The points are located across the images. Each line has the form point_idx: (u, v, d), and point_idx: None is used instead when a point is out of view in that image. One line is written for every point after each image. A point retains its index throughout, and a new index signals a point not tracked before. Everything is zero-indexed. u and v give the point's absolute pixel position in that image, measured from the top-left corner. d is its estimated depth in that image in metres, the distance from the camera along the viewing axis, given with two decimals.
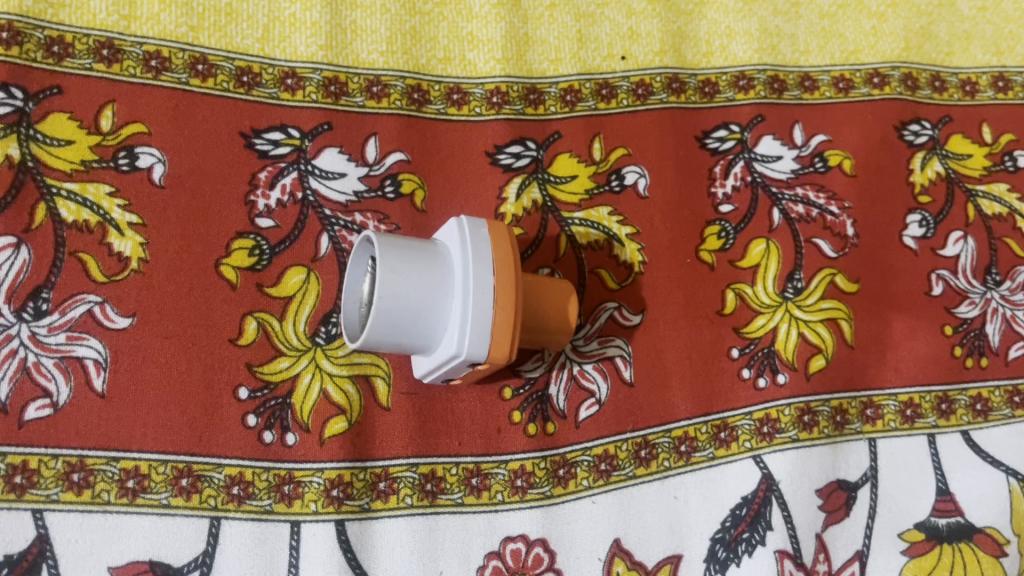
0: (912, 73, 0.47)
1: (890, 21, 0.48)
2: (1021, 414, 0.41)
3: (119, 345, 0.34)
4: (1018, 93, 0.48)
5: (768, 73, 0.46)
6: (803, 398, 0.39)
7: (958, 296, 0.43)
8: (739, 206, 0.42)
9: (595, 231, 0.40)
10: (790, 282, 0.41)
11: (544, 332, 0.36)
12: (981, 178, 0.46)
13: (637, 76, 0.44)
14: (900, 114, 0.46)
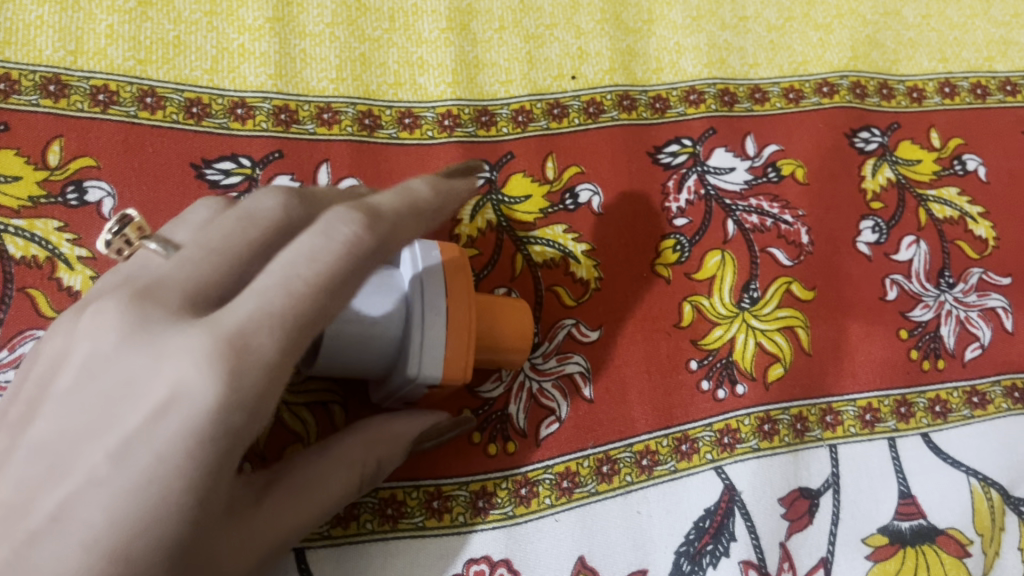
0: (861, 82, 0.48)
1: (837, 32, 0.49)
2: (980, 415, 0.42)
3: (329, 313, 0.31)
4: (965, 98, 0.49)
5: (718, 86, 0.46)
6: (762, 407, 0.40)
7: (912, 300, 0.43)
8: (693, 218, 0.43)
9: (552, 249, 0.41)
10: (746, 292, 0.41)
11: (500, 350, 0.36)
12: (931, 182, 0.46)
13: (588, 94, 0.44)
14: (850, 122, 0.47)
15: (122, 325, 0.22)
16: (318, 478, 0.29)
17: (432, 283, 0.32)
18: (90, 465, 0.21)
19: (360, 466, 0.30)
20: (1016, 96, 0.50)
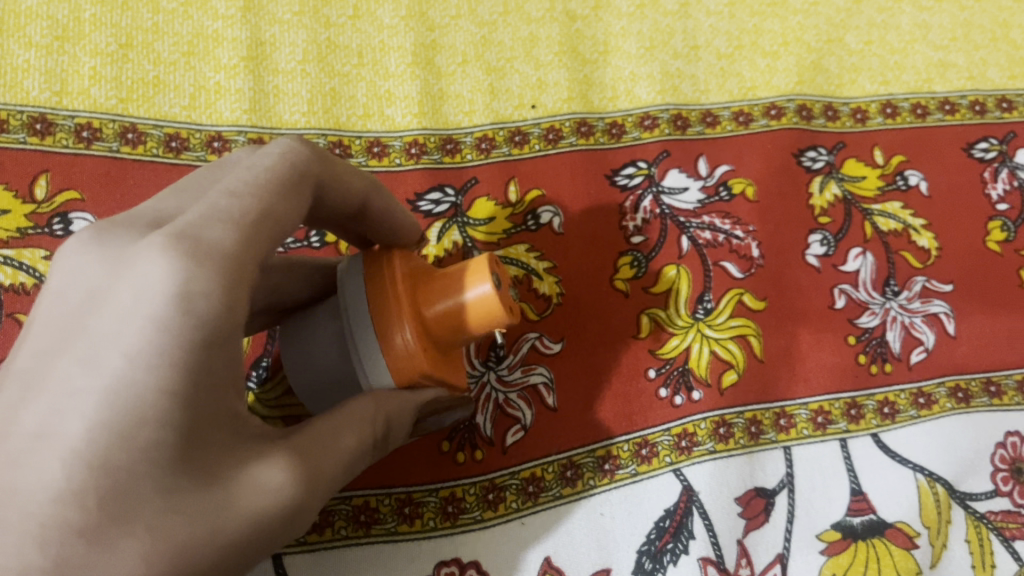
0: (807, 104, 0.51)
1: (783, 58, 0.52)
2: (926, 415, 0.44)
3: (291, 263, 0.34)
4: (906, 118, 0.52)
5: (671, 112, 0.49)
6: (718, 411, 0.42)
7: (859, 308, 0.46)
8: (649, 236, 0.45)
9: (515, 267, 0.43)
10: (700, 303, 0.44)
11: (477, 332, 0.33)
12: (876, 198, 0.49)
13: (547, 122, 0.47)
14: (797, 142, 0.49)
15: (92, 244, 0.25)
16: (328, 428, 0.27)
17: (356, 309, 0.31)
18: (64, 372, 0.22)
19: (370, 423, 0.28)
20: (955, 114, 0.52)
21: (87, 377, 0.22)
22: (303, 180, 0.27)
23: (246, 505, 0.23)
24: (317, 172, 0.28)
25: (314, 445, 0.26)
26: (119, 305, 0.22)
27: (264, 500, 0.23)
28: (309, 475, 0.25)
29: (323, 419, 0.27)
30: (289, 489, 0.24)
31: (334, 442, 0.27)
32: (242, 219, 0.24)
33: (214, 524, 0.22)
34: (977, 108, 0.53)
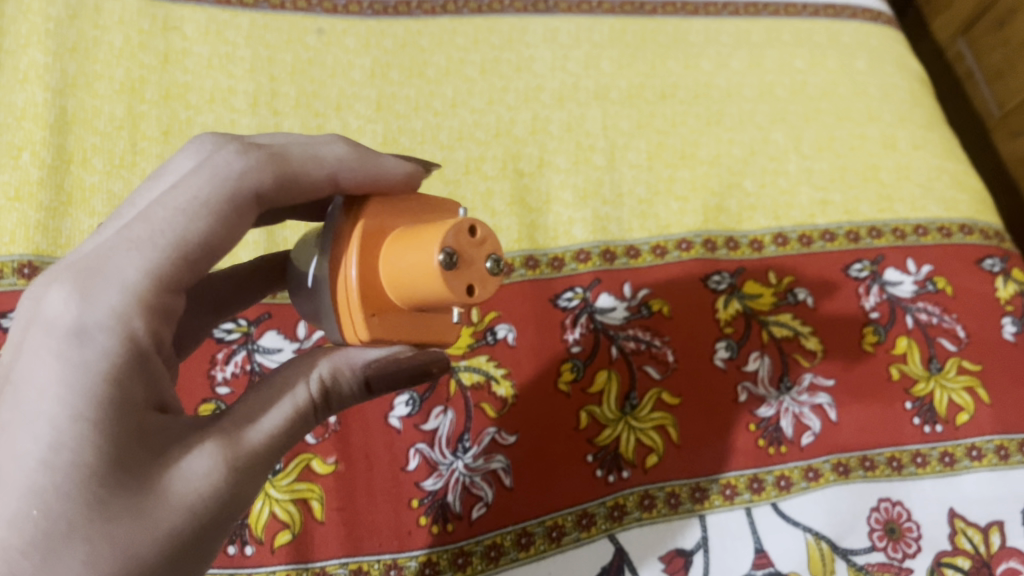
0: (711, 239, 0.63)
1: (691, 202, 0.64)
2: (816, 485, 0.54)
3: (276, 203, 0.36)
4: (794, 246, 0.64)
5: (601, 247, 0.61)
6: (642, 487, 0.52)
7: (758, 400, 0.56)
8: (585, 346, 0.56)
9: (478, 374, 0.54)
10: (627, 400, 0.54)
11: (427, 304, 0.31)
12: (770, 310, 0.60)
13: (502, 259, 0.59)
14: (704, 269, 0.61)
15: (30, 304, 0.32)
16: (259, 413, 0.32)
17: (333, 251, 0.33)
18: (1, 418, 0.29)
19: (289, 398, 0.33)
20: (835, 241, 0.65)
21: (39, 397, 0.29)
22: (235, 194, 0.33)
23: (184, 497, 0.30)
24: (274, 177, 0.35)
25: (242, 437, 0.31)
26: (39, 359, 0.29)
27: (196, 492, 0.30)
28: (235, 468, 0.31)
29: (255, 403, 0.33)
30: (216, 481, 0.30)
31: (263, 428, 0.32)
32: (176, 248, 0.31)
33: (153, 515, 0.29)
34: (852, 236, 0.65)
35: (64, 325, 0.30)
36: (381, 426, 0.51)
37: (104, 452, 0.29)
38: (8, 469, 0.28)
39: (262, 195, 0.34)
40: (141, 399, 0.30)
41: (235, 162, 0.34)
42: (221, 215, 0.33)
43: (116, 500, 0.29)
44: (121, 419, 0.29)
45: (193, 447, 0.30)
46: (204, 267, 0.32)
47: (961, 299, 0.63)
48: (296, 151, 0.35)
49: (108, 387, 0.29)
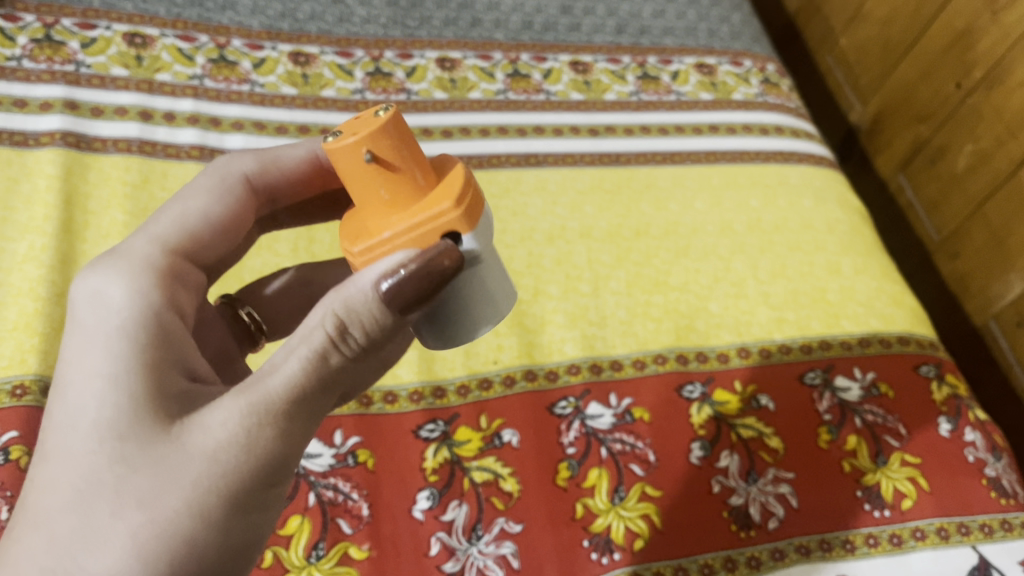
0: (684, 354, 0.73)
1: (665, 321, 0.75)
2: (781, 564, 0.62)
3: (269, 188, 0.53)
4: (756, 358, 0.74)
5: (589, 362, 0.71)
6: (632, 567, 0.60)
7: (729, 491, 0.65)
8: (579, 447, 0.65)
9: (487, 472, 0.63)
10: (616, 493, 0.63)
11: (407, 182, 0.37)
12: (737, 413, 0.70)
13: (505, 373, 0.69)
14: (679, 380, 0.71)
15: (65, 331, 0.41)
16: (278, 369, 0.37)
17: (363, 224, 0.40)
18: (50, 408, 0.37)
19: (301, 349, 0.37)
20: (791, 353, 0.75)
21: (75, 380, 0.37)
22: (227, 180, 0.50)
23: (205, 442, 0.35)
24: (256, 162, 0.52)
25: (260, 386, 0.36)
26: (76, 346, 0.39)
27: (216, 438, 0.35)
28: (248, 411, 0.36)
29: (278, 361, 0.37)
30: (235, 427, 0.36)
31: (281, 375, 0.37)
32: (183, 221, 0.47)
33: (179, 461, 0.35)
34: (805, 348, 0.75)
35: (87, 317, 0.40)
36: (405, 518, 0.60)
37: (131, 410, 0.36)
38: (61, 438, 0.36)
39: (247, 176, 0.51)
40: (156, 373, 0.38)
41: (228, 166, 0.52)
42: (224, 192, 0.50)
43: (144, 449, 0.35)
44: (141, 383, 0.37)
45: (216, 404, 0.36)
46: (208, 231, 0.48)
47: (901, 401, 0.73)
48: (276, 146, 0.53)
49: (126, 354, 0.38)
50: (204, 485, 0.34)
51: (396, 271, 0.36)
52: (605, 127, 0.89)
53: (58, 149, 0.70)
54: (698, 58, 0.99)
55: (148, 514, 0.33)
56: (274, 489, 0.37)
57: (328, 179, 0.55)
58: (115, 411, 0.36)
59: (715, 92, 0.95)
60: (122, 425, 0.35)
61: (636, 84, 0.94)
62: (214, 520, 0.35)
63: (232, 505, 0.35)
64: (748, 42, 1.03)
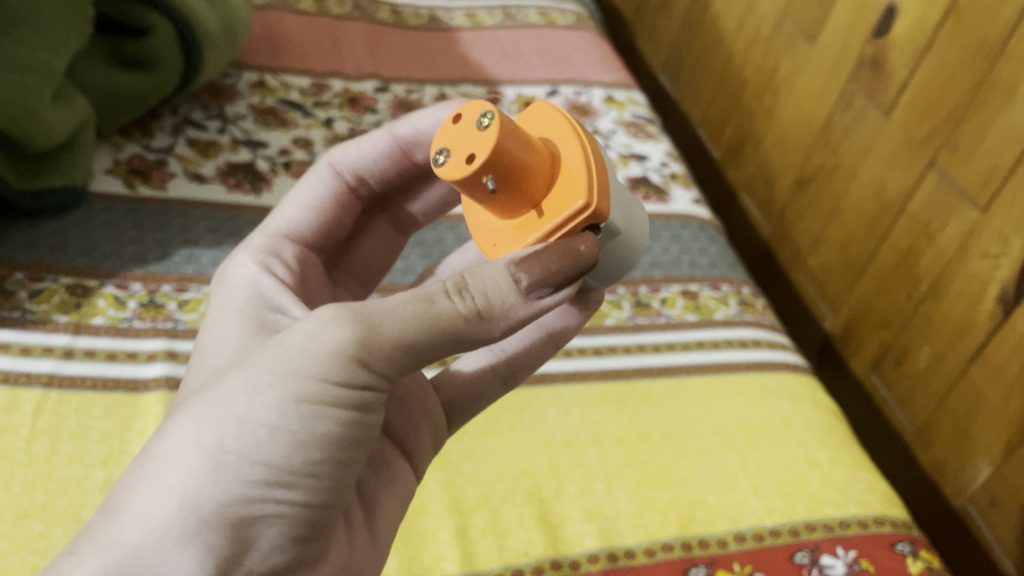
0: (688, 541, 0.85)
1: (669, 512, 0.87)
2: None
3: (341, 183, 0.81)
4: (751, 542, 0.85)
5: (606, 551, 0.83)
6: None
7: None
8: None
9: None
10: None
11: (576, 207, 0.60)
12: None
13: (534, 563, 0.80)
14: (685, 565, 0.82)
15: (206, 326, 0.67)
16: (388, 301, 0.54)
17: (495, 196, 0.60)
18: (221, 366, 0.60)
19: (418, 294, 0.54)
20: (780, 537, 0.86)
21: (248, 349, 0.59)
22: (319, 178, 0.80)
23: (305, 339, 0.52)
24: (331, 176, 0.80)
25: (362, 311, 0.53)
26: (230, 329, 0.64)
27: (313, 335, 0.52)
28: (339, 319, 0.52)
29: (391, 297, 0.54)
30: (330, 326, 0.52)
31: (387, 307, 0.53)
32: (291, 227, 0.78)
33: (279, 350, 0.53)
34: (793, 531, 0.87)
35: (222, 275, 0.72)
36: None
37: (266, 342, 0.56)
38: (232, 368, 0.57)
39: (332, 171, 0.80)
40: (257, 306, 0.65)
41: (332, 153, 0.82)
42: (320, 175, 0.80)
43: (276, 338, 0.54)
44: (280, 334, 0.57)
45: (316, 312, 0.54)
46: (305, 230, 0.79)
47: None
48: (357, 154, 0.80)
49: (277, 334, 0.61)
50: (290, 370, 0.51)
51: (537, 271, 0.54)
52: (607, 347, 1.05)
53: (164, 390, 0.85)
54: (683, 285, 1.17)
55: (245, 386, 0.52)
56: (347, 389, 0.52)
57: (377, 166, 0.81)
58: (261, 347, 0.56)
59: (699, 313, 1.13)
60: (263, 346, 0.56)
61: (631, 310, 1.11)
62: (285, 402, 0.50)
63: (305, 394, 0.51)
64: (725, 269, 1.22)
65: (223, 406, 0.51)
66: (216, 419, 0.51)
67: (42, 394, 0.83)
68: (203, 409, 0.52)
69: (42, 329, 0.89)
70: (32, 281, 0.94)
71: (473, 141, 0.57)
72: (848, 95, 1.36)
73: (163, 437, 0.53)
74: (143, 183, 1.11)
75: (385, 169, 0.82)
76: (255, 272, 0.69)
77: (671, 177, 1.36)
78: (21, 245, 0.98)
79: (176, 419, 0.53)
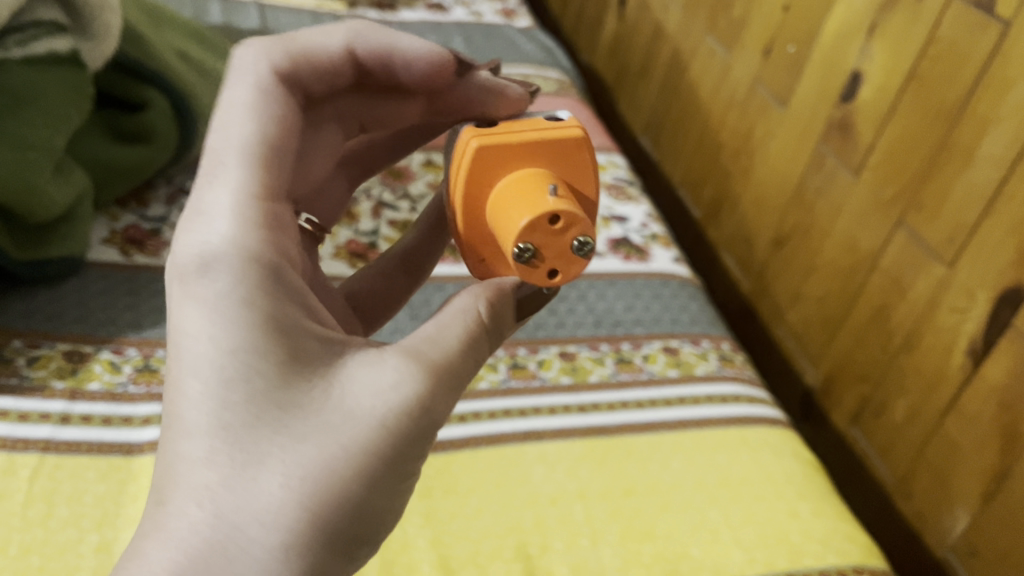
0: None
1: (653, 566, 0.89)
2: None
3: (294, 74, 0.74)
4: None
5: None
6: None
7: None
8: None
9: None
10: None
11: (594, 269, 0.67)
12: None
13: None
14: None
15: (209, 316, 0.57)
16: (447, 338, 0.62)
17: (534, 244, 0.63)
18: (263, 402, 0.55)
19: (463, 321, 0.63)
20: None
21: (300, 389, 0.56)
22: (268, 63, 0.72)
23: (410, 416, 0.57)
24: (281, 62, 0.73)
25: (442, 371, 0.59)
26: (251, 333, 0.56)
27: (417, 412, 0.57)
28: (434, 391, 0.58)
29: (440, 332, 0.62)
30: (429, 399, 0.58)
31: (451, 355, 0.61)
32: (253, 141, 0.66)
33: (385, 425, 0.56)
34: None
35: (202, 242, 0.60)
36: None
37: (340, 398, 0.56)
38: (304, 426, 0.55)
39: (279, 62, 0.72)
40: (278, 307, 0.59)
41: (266, 51, 0.73)
42: (262, 78, 0.70)
43: (378, 411, 0.56)
44: (340, 380, 0.57)
45: (401, 370, 0.58)
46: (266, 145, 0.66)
47: None
48: (306, 50, 0.75)
49: (314, 358, 0.58)
50: (401, 455, 0.57)
51: (525, 294, 0.70)
52: (592, 403, 1.08)
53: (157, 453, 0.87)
54: (664, 342, 1.20)
55: (363, 473, 0.55)
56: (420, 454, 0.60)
57: (335, 65, 0.78)
58: (338, 406, 0.56)
59: (680, 369, 1.16)
60: (340, 405, 0.56)
61: (614, 367, 1.14)
62: (392, 485, 0.58)
63: (403, 472, 0.58)
64: (705, 325, 1.25)
65: (346, 491, 0.54)
66: (342, 515, 0.54)
67: (39, 458, 0.85)
68: (323, 500, 0.54)
69: (39, 395, 0.91)
70: (29, 349, 0.97)
71: (557, 256, 0.63)
72: (820, 156, 1.41)
73: (274, 524, 0.52)
74: (138, 252, 1.14)
75: (332, 74, 0.78)
76: (247, 241, 0.60)
77: (651, 237, 1.40)
78: (19, 314, 1.00)
79: (282, 502, 0.52)
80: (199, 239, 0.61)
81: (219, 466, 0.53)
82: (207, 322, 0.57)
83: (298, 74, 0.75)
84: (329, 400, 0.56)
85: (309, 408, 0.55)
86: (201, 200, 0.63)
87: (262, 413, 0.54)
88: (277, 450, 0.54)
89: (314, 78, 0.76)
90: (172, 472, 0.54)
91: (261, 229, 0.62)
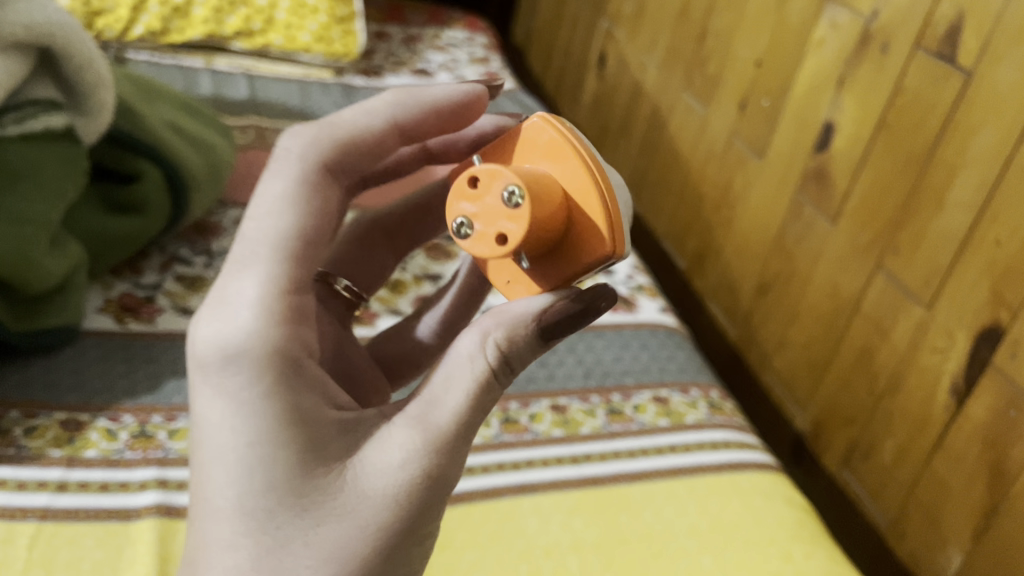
0: None
1: None
2: None
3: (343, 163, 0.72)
4: None
5: None
6: None
7: None
8: None
9: None
10: None
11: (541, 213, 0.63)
12: None
13: None
14: None
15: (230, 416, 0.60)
16: (455, 399, 0.61)
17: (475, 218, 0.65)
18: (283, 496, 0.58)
19: (477, 371, 0.62)
20: None
21: (317, 477, 0.59)
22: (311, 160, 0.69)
23: (425, 494, 0.60)
24: (324, 154, 0.70)
25: (455, 442, 0.61)
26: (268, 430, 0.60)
27: (430, 487, 0.60)
28: (446, 463, 0.61)
29: (451, 391, 0.62)
30: (444, 473, 0.60)
31: (462, 417, 0.61)
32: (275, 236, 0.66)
33: (400, 505, 0.59)
34: None
35: (219, 339, 0.62)
36: None
37: (357, 482, 0.60)
38: (324, 513, 0.59)
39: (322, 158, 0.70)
40: (298, 399, 0.61)
41: (308, 142, 0.70)
42: (309, 176, 0.69)
43: (390, 493, 0.59)
44: (354, 463, 0.60)
45: (409, 449, 0.60)
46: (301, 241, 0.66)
47: None
48: (348, 133, 0.72)
49: (328, 443, 0.61)
50: (420, 525, 0.61)
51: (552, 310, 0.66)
52: (584, 454, 1.09)
53: (154, 518, 0.88)
54: (653, 391, 1.22)
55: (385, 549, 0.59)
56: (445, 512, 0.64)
57: (385, 137, 0.74)
58: (355, 490, 0.59)
59: (670, 418, 1.17)
60: (358, 490, 0.59)
61: (605, 417, 1.16)
62: (417, 549, 0.61)
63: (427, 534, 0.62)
64: (693, 373, 1.27)
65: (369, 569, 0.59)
66: None
67: (36, 527, 0.85)
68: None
69: (37, 464, 0.92)
70: (27, 419, 0.98)
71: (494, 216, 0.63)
72: (798, 205, 1.45)
73: None
74: (133, 319, 1.16)
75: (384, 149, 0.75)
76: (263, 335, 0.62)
77: (637, 289, 1.43)
78: (16, 384, 1.02)
79: None
80: (215, 335, 0.62)
81: (243, 552, 0.58)
82: (227, 420, 0.60)
83: (343, 162, 0.72)
84: (343, 483, 0.59)
85: (328, 495, 0.59)
86: (226, 288, 0.65)
87: (283, 503, 0.58)
88: (298, 537, 0.58)
89: (360, 160, 0.73)
90: (200, 554, 0.59)
91: (280, 318, 0.63)
